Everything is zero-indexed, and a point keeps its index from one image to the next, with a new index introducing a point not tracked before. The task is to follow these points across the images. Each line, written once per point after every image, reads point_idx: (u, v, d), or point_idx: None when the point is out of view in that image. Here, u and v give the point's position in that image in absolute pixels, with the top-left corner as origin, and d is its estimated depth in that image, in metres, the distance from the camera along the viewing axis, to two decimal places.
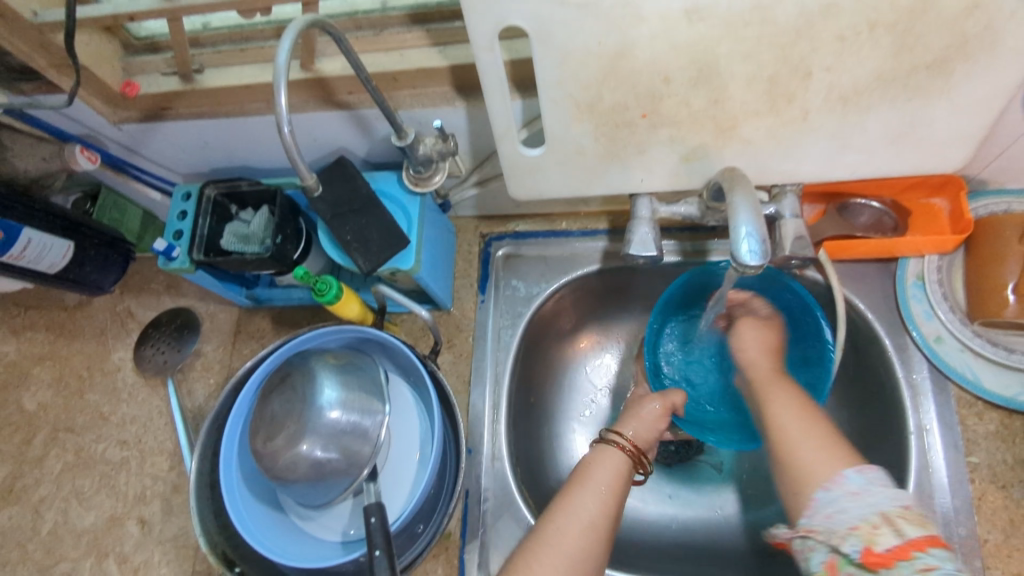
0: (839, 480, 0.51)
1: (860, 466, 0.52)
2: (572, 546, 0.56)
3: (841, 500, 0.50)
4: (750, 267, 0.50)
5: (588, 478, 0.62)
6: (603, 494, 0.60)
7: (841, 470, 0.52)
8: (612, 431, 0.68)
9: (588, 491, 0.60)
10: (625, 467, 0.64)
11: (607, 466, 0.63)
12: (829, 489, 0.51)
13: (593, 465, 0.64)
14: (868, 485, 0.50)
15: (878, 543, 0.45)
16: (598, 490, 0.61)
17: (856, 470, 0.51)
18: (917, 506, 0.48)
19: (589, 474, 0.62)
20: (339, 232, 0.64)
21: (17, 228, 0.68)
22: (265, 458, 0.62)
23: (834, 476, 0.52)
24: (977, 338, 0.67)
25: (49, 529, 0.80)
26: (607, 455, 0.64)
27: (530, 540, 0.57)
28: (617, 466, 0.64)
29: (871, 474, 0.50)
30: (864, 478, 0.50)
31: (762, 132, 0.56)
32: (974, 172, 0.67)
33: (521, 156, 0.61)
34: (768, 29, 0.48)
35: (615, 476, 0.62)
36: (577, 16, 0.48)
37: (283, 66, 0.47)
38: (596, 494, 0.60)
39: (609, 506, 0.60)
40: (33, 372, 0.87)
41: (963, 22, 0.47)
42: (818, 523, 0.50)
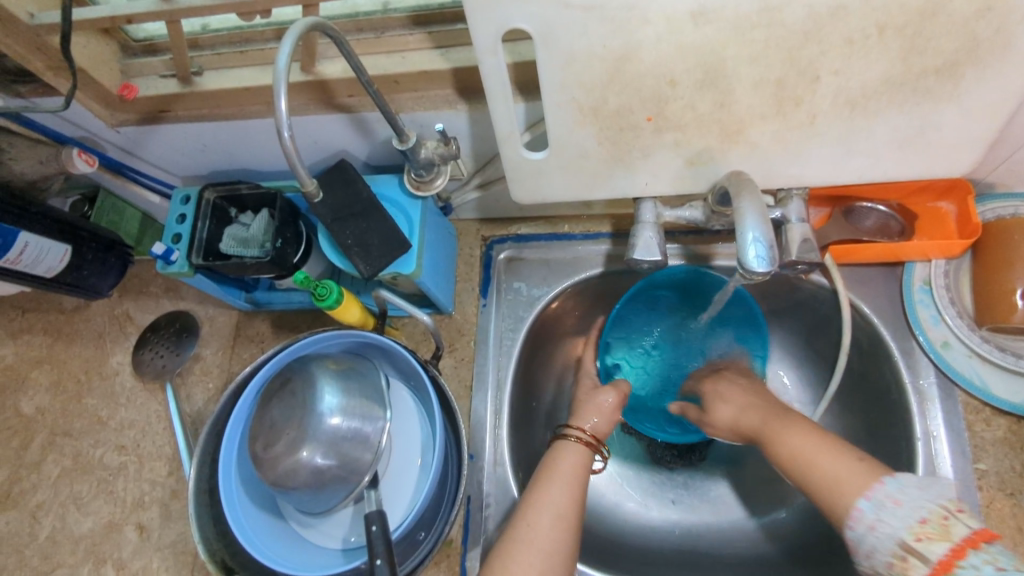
0: (858, 516, 0.48)
1: (871, 490, 0.49)
2: (547, 541, 0.56)
3: (867, 536, 0.47)
4: (757, 273, 0.49)
5: (554, 471, 0.62)
6: (569, 485, 0.60)
7: (855, 500, 0.49)
8: (571, 424, 0.68)
9: (558, 485, 0.60)
10: (584, 460, 0.64)
11: (569, 461, 0.63)
12: (852, 527, 0.48)
13: (557, 458, 0.64)
14: (882, 511, 0.47)
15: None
16: (567, 483, 0.61)
17: (866, 497, 0.49)
18: (937, 514, 0.46)
19: (554, 468, 0.62)
20: (339, 236, 0.64)
21: (14, 233, 0.67)
22: (264, 465, 0.61)
23: (851, 511, 0.49)
24: (985, 343, 0.66)
25: (47, 534, 0.79)
26: (568, 449, 0.64)
27: (504, 538, 0.57)
28: (582, 458, 0.64)
29: (880, 493, 0.48)
30: (875, 502, 0.48)
31: (769, 136, 0.55)
32: (982, 176, 0.67)
33: (524, 160, 0.60)
34: (776, 32, 0.47)
35: (580, 467, 0.63)
36: (582, 19, 0.48)
37: (283, 70, 0.46)
38: (564, 488, 0.60)
39: (576, 498, 0.60)
40: (31, 376, 0.87)
41: (974, 25, 0.46)
42: (866, 563, 0.48)
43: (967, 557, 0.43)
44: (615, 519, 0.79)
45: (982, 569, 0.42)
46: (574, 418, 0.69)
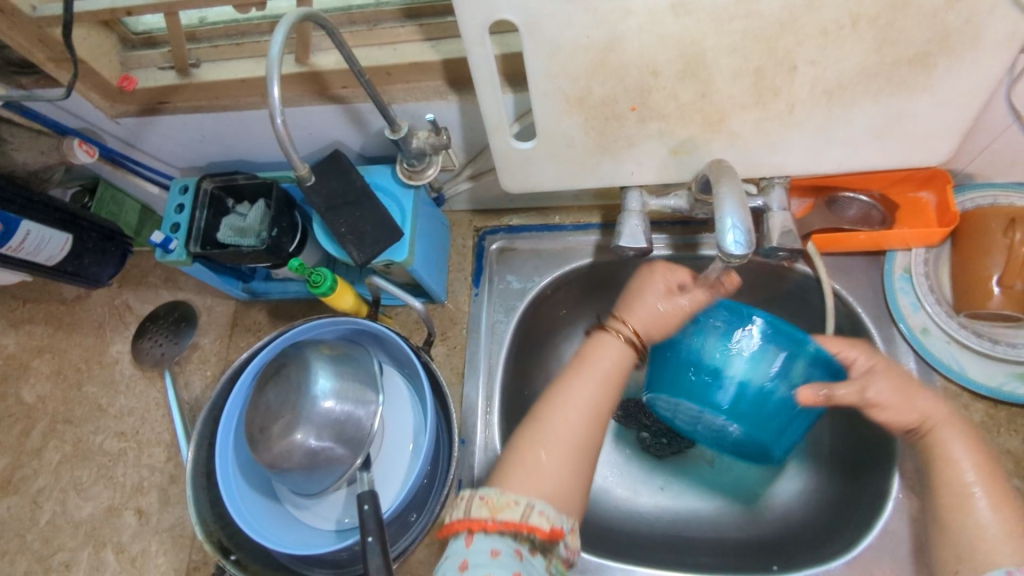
0: None
1: None
2: (570, 436, 0.58)
3: None
4: (734, 256, 0.50)
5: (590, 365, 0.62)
6: (603, 380, 0.61)
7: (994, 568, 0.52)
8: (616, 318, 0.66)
9: (587, 378, 0.61)
10: (623, 355, 0.63)
11: (607, 353, 0.63)
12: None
13: (593, 352, 0.64)
14: None
15: None
16: (596, 376, 0.61)
17: None
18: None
19: (590, 359, 0.63)
20: (333, 224, 0.66)
21: (17, 221, 0.69)
22: (260, 447, 0.63)
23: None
24: (963, 329, 0.68)
25: (47, 519, 0.81)
26: (608, 343, 0.64)
27: (528, 433, 0.58)
28: (623, 355, 0.64)
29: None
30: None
31: (749, 125, 0.57)
32: (960, 166, 0.68)
33: (513, 150, 0.62)
34: (753, 23, 0.49)
35: (617, 363, 0.63)
36: (566, 10, 0.49)
37: (276, 59, 0.48)
38: (595, 382, 0.61)
39: (604, 394, 0.61)
40: (33, 365, 0.88)
41: (944, 16, 0.48)
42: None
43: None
44: (603, 504, 0.80)
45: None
46: (624, 308, 0.67)
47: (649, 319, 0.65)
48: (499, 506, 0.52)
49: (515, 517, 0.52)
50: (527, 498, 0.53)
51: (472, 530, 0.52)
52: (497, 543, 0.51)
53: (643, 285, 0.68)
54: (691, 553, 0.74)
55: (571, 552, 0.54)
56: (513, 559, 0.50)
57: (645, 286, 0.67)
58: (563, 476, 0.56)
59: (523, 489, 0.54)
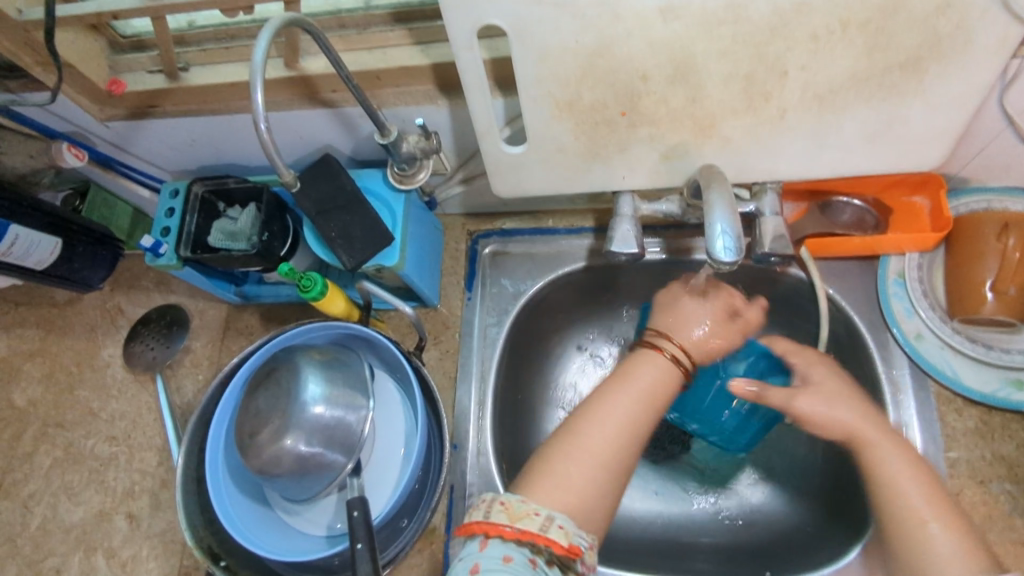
0: None
1: None
2: (603, 448, 0.56)
3: None
4: (724, 263, 0.50)
5: (628, 382, 0.61)
6: (643, 394, 0.60)
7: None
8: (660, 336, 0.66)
9: (622, 390, 0.60)
10: (668, 372, 0.63)
11: (647, 372, 0.62)
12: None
13: (633, 367, 0.63)
14: None
15: None
16: (636, 390, 0.60)
17: None
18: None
19: (633, 373, 0.62)
20: (323, 229, 0.65)
21: (5, 225, 0.69)
22: (249, 453, 0.63)
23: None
24: (956, 334, 0.68)
25: (38, 524, 0.80)
26: (651, 359, 0.63)
27: (559, 441, 0.57)
28: (668, 372, 0.63)
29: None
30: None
31: (741, 130, 0.57)
32: (954, 171, 0.68)
33: (503, 154, 0.61)
34: (742, 28, 0.49)
35: (659, 380, 0.62)
36: (554, 15, 0.49)
37: (260, 65, 0.47)
38: (633, 396, 0.60)
39: (643, 406, 0.60)
40: (24, 368, 0.88)
41: (935, 21, 0.47)
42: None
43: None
44: None
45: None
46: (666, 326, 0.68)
47: (695, 340, 0.67)
48: (518, 514, 0.50)
49: (534, 528, 0.50)
50: (548, 510, 0.51)
51: (488, 535, 0.49)
52: (510, 550, 0.48)
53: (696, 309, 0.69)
54: (685, 560, 0.74)
55: (587, 568, 0.51)
56: (525, 567, 0.47)
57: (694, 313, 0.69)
58: (587, 490, 0.54)
59: (545, 502, 0.52)
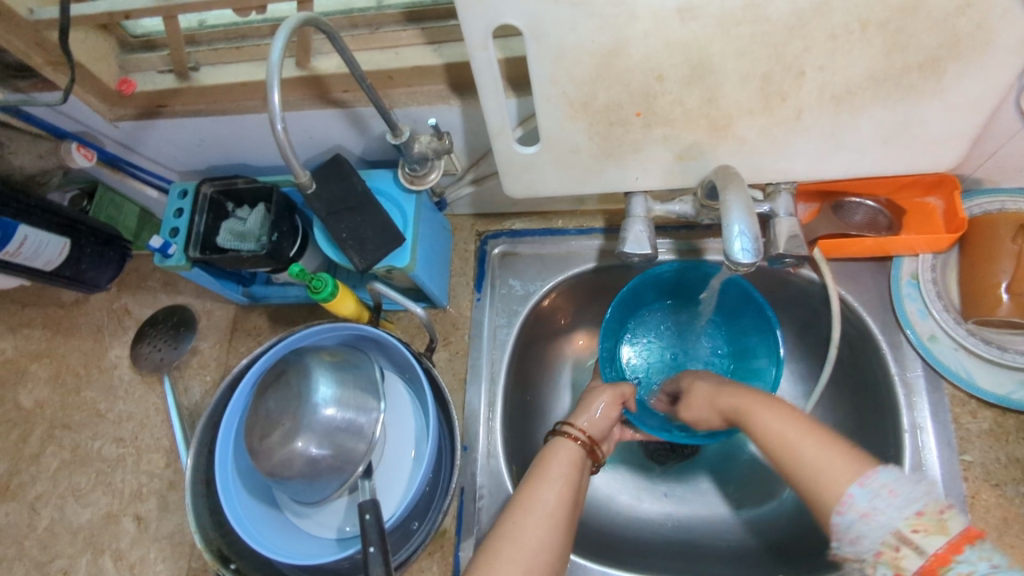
0: (849, 502, 0.46)
1: (864, 478, 0.47)
2: (532, 541, 0.54)
3: (856, 524, 0.46)
4: (742, 265, 0.50)
5: (547, 481, 0.58)
6: (563, 488, 0.58)
7: (846, 486, 0.47)
8: (566, 422, 0.66)
9: (545, 484, 0.58)
10: (578, 458, 0.62)
11: (560, 458, 0.61)
12: (841, 512, 0.47)
13: (548, 462, 0.61)
14: (876, 499, 0.45)
15: (907, 569, 0.43)
16: (557, 489, 0.58)
17: (859, 484, 0.47)
18: (887, 544, 0.44)
19: (544, 466, 0.60)
20: (334, 230, 0.65)
21: (14, 225, 0.69)
22: (260, 456, 0.62)
23: (844, 496, 0.47)
24: (971, 336, 0.67)
25: (46, 526, 0.80)
26: (561, 448, 0.62)
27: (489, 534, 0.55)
28: (579, 463, 0.61)
29: (875, 482, 0.46)
30: (869, 490, 0.46)
31: (756, 130, 0.56)
32: (968, 171, 0.67)
33: (515, 155, 0.61)
34: (761, 28, 0.48)
35: (572, 471, 0.60)
36: (570, 13, 0.48)
37: (276, 64, 0.47)
38: (556, 496, 0.57)
39: (569, 497, 0.58)
40: (31, 369, 0.88)
41: (956, 21, 0.47)
42: (848, 549, 0.46)
43: (962, 553, 0.42)
44: (607, 511, 0.79)
45: (977, 565, 0.41)
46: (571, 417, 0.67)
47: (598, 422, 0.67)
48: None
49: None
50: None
51: None
52: None
53: (590, 396, 0.70)
54: (698, 562, 0.73)
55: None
56: None
57: (591, 397, 0.69)
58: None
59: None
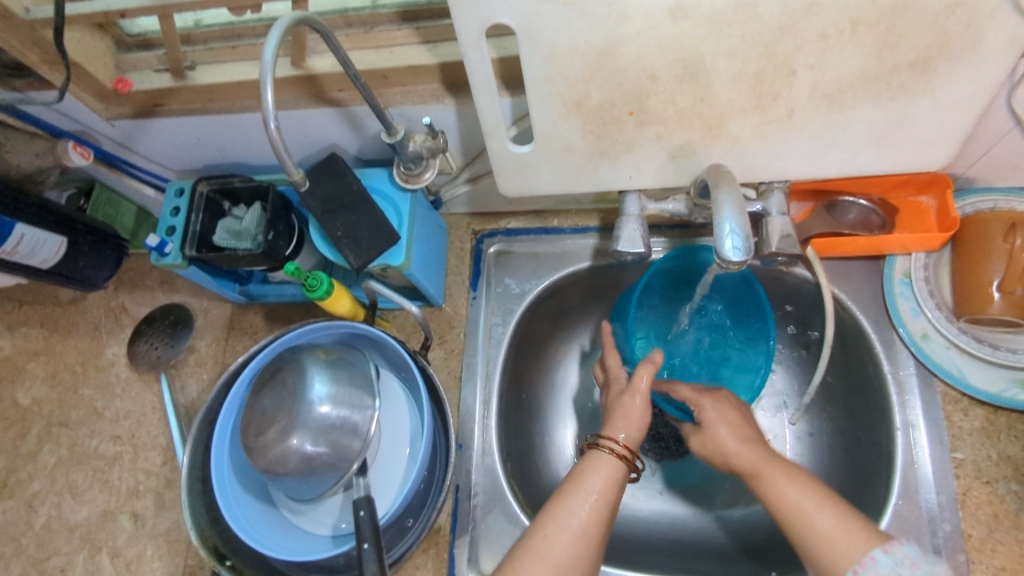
0: (869, 564, 0.48)
1: (888, 545, 0.48)
2: (562, 559, 0.53)
3: None
4: (732, 262, 0.50)
5: (582, 495, 0.56)
6: (597, 506, 0.55)
7: (869, 549, 0.49)
8: (604, 435, 0.61)
9: (578, 498, 0.56)
10: (619, 474, 0.58)
11: (599, 474, 0.58)
12: (858, 573, 0.48)
13: (586, 473, 0.58)
14: (900, 567, 0.47)
15: None
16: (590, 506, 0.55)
17: (884, 549, 0.48)
18: None
19: (580, 479, 0.57)
20: (329, 228, 0.65)
21: (11, 225, 0.69)
22: (255, 452, 0.62)
23: (863, 557, 0.48)
24: (963, 334, 0.68)
25: (43, 523, 0.80)
26: (602, 462, 0.58)
27: (516, 547, 0.54)
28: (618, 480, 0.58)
29: (899, 552, 0.47)
30: (893, 558, 0.47)
31: (748, 129, 0.57)
32: (961, 171, 0.68)
33: (509, 153, 0.61)
34: (752, 27, 0.49)
35: (612, 487, 0.57)
36: (562, 13, 0.49)
37: (269, 64, 0.47)
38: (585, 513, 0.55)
39: (602, 513, 0.55)
40: (28, 368, 0.88)
41: (945, 20, 0.47)
42: None
43: None
44: None
45: None
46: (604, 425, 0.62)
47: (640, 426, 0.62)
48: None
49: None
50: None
51: None
52: None
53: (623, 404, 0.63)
54: (691, 559, 0.73)
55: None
56: None
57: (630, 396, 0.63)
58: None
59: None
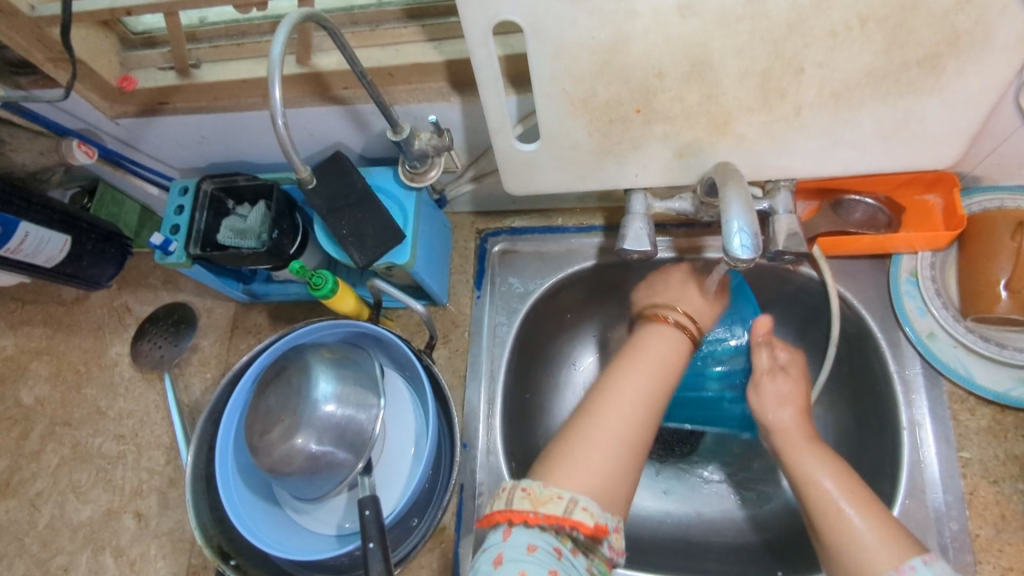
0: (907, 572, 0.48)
1: (927, 555, 0.48)
2: (626, 415, 0.58)
3: None
4: (741, 260, 0.50)
5: (645, 354, 0.63)
6: (654, 366, 0.62)
7: (908, 558, 0.49)
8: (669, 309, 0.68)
9: (644, 359, 0.62)
10: (680, 342, 0.65)
11: (665, 341, 0.64)
12: None
13: (651, 337, 0.65)
14: None
15: None
16: (648, 365, 0.62)
17: (923, 560, 0.48)
18: None
19: (647, 341, 0.64)
20: (335, 226, 0.65)
21: (16, 222, 0.69)
22: (260, 452, 0.62)
23: (901, 565, 0.48)
24: (969, 333, 0.67)
25: (46, 523, 0.80)
26: (667, 333, 0.65)
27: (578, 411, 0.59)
28: (676, 343, 0.65)
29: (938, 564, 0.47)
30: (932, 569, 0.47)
31: (755, 128, 0.56)
32: (968, 169, 0.68)
33: (516, 151, 0.61)
34: (760, 24, 0.48)
35: (670, 352, 0.64)
36: (571, 10, 0.49)
37: (277, 60, 0.47)
38: (648, 369, 0.61)
39: (661, 375, 0.61)
40: (31, 367, 0.88)
41: (954, 17, 0.47)
42: None
43: None
44: None
45: None
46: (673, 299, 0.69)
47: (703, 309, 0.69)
48: (541, 498, 0.50)
49: (558, 512, 0.49)
50: (572, 493, 0.51)
51: (512, 522, 0.49)
52: (536, 537, 0.48)
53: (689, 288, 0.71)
54: (696, 558, 0.73)
55: (615, 552, 0.50)
56: (551, 555, 0.47)
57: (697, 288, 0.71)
58: (607, 467, 0.54)
59: (569, 485, 0.52)
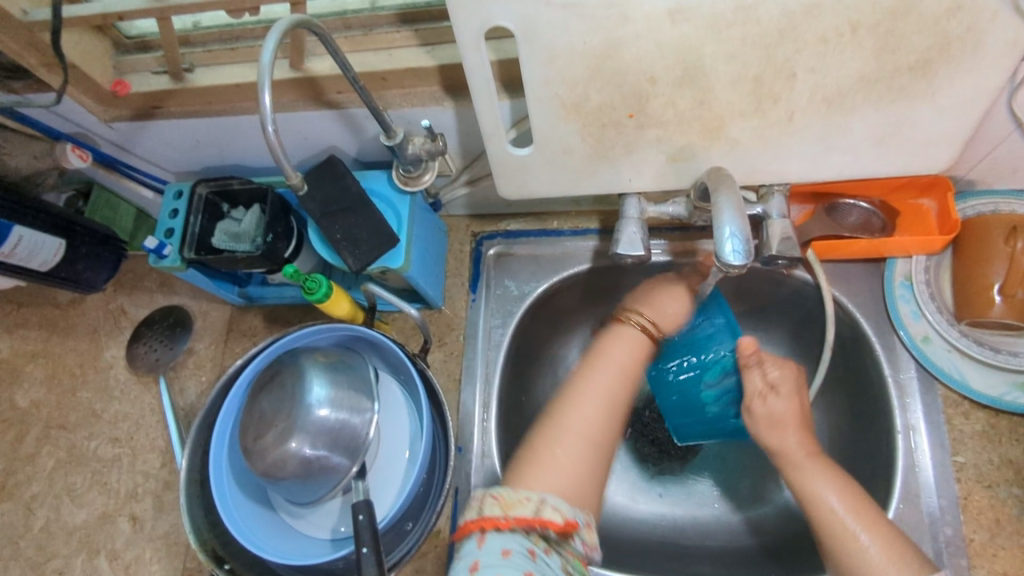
0: None
1: None
2: (589, 423, 0.60)
3: None
4: (733, 267, 0.50)
5: (603, 359, 0.65)
6: (617, 374, 0.64)
7: None
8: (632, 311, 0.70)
9: (604, 365, 0.65)
10: (639, 343, 0.68)
11: (624, 343, 0.67)
12: None
13: (612, 341, 0.67)
14: None
15: None
16: (612, 368, 0.65)
17: None
18: None
19: (606, 347, 0.67)
20: (328, 231, 0.65)
21: (9, 227, 0.69)
22: (253, 456, 0.62)
23: None
24: (963, 337, 0.67)
25: (42, 526, 0.80)
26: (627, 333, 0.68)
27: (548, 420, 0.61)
28: (638, 347, 0.67)
29: None
30: None
31: (748, 132, 0.56)
32: (962, 173, 0.68)
33: (509, 156, 0.61)
34: (753, 29, 0.48)
35: (631, 355, 0.66)
36: (562, 15, 0.48)
37: (268, 67, 0.47)
38: (607, 374, 0.64)
39: (622, 378, 0.64)
40: (27, 369, 0.88)
41: (946, 23, 0.47)
42: None
43: None
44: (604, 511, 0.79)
45: None
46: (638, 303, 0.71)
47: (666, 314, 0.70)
48: (511, 502, 0.50)
49: (527, 513, 0.50)
50: (540, 494, 0.52)
51: (484, 529, 0.49)
52: (508, 542, 0.48)
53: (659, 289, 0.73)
54: (690, 562, 0.73)
55: (588, 548, 0.52)
56: (525, 559, 0.46)
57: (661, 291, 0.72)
58: (571, 473, 0.56)
59: (536, 486, 0.54)
